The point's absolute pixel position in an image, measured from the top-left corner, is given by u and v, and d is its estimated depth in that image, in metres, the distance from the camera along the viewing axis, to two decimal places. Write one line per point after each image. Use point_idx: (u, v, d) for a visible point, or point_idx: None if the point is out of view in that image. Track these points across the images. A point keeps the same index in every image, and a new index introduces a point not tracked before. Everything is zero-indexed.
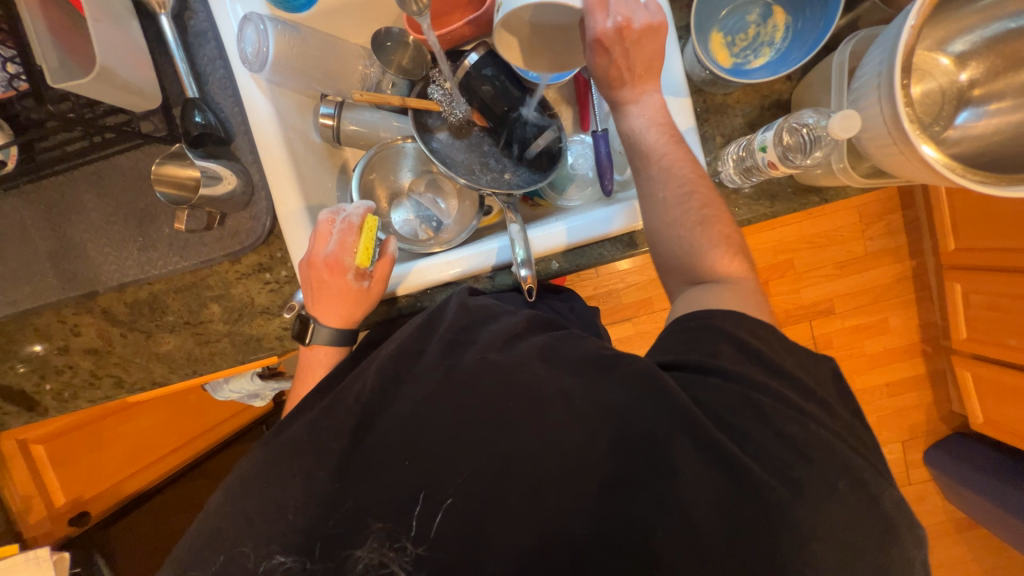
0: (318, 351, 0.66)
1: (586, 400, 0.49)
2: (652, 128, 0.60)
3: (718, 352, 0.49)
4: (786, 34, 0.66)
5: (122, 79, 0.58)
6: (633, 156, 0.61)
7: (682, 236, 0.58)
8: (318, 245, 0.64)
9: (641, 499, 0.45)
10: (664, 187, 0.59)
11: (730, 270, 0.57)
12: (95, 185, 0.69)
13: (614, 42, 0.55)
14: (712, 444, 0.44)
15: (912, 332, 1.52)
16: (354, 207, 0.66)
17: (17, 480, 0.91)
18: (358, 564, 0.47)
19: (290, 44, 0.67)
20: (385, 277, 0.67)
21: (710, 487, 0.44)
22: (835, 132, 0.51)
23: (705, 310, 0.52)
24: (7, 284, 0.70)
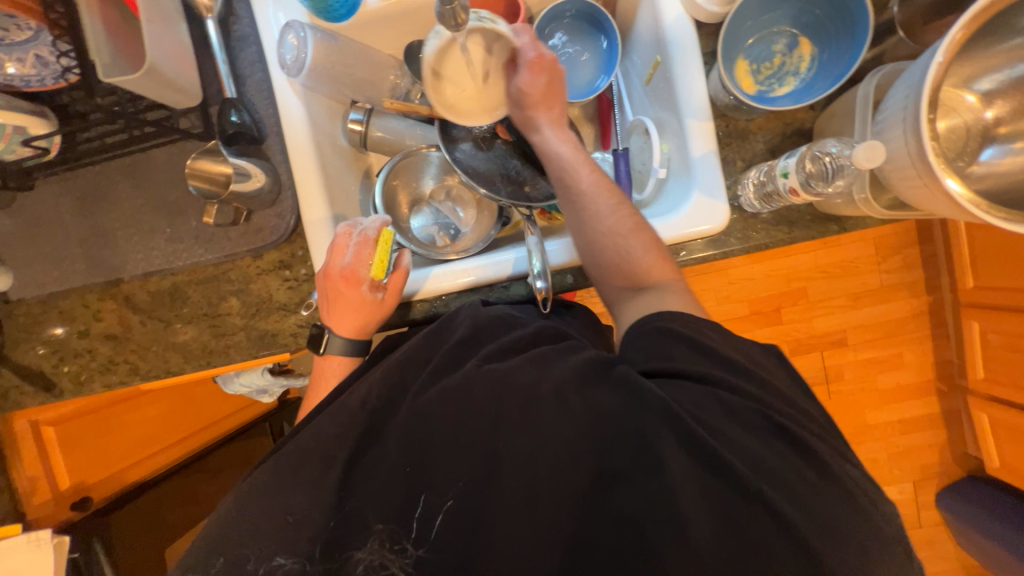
0: (333, 360, 0.67)
1: (580, 402, 0.49)
2: (568, 145, 0.67)
3: (672, 354, 0.51)
4: (811, 65, 0.67)
5: (167, 77, 0.61)
6: (561, 171, 0.65)
7: (618, 244, 0.61)
8: (335, 257, 0.65)
9: (634, 500, 0.45)
10: (595, 200, 0.63)
11: (666, 274, 0.60)
12: (130, 176, 0.71)
13: (548, 66, 0.65)
14: (713, 455, 0.44)
15: (926, 369, 1.50)
16: (371, 221, 0.68)
17: (26, 462, 0.88)
18: (358, 566, 0.47)
19: (327, 52, 0.70)
20: (398, 291, 0.68)
21: (716, 507, 0.44)
22: (859, 162, 0.51)
23: (653, 312, 0.56)
24: (37, 267, 0.72)
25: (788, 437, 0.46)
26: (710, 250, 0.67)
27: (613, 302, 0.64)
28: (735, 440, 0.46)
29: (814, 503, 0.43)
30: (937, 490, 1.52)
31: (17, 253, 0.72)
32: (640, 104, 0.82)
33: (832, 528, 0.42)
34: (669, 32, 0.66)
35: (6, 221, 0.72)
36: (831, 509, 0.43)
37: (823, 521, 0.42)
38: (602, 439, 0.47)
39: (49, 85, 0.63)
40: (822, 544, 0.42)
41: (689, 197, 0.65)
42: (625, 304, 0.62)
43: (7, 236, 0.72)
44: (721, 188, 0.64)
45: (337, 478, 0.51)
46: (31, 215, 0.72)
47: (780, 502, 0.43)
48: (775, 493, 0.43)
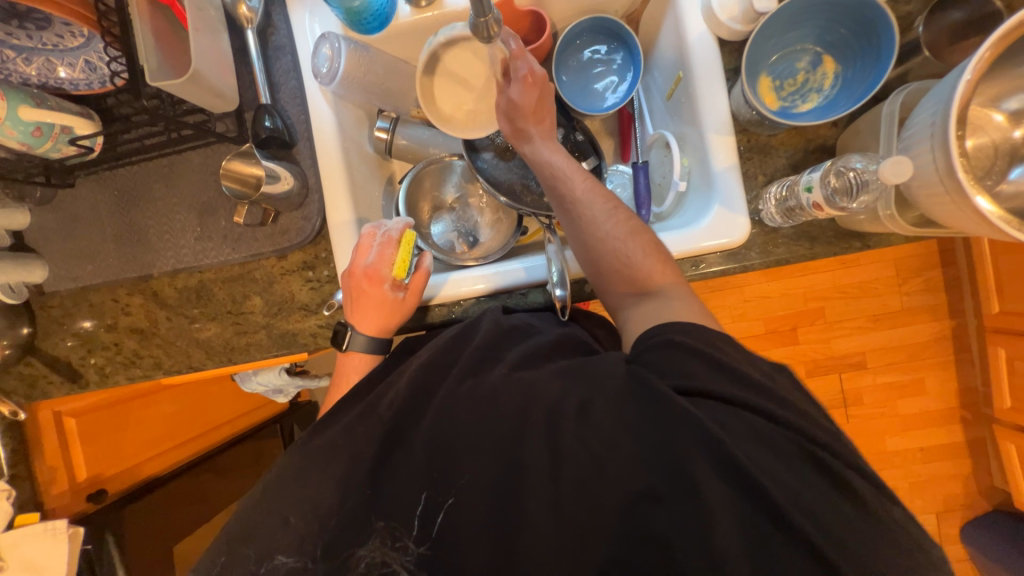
0: (353, 356, 0.68)
1: (605, 413, 0.49)
2: (559, 153, 0.68)
3: (691, 371, 0.49)
4: (835, 82, 0.68)
5: (208, 81, 0.64)
6: (555, 180, 0.66)
7: (617, 249, 0.62)
8: (359, 257, 0.67)
9: (661, 521, 0.44)
10: (591, 207, 0.64)
11: (666, 278, 0.60)
12: (165, 176, 0.74)
13: (541, 80, 0.66)
14: (728, 465, 0.43)
15: (949, 395, 1.45)
16: (394, 223, 0.69)
17: (46, 450, 0.89)
18: (360, 563, 0.48)
19: (359, 62, 0.72)
20: (419, 290, 0.68)
21: (730, 526, 0.43)
22: (886, 176, 0.51)
23: (666, 323, 0.54)
24: (71, 260, 0.75)
25: (803, 451, 0.45)
26: (729, 263, 0.66)
27: (615, 307, 0.64)
28: (750, 449, 0.45)
29: (823, 519, 0.42)
30: (962, 524, 1.46)
31: (53, 246, 0.75)
32: (661, 119, 0.84)
33: (848, 549, 0.41)
34: (693, 48, 0.67)
35: (46, 216, 0.75)
36: (841, 529, 0.42)
37: (834, 540, 0.42)
38: (615, 445, 0.47)
39: (96, 89, 0.66)
40: (831, 557, 0.41)
41: (709, 209, 0.66)
42: (629, 311, 0.62)
43: (46, 230, 0.75)
44: (742, 208, 0.64)
45: (344, 479, 0.50)
46: (70, 210, 0.75)
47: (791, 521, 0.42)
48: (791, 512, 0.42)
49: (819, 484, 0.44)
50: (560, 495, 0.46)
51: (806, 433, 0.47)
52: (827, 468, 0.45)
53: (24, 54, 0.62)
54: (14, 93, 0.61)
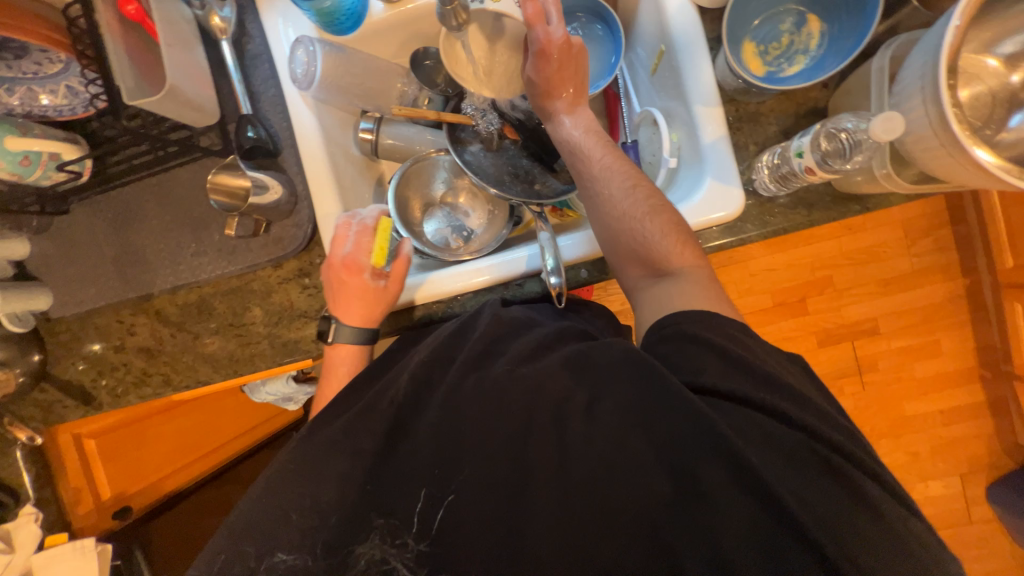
0: (341, 348, 0.68)
1: (612, 413, 0.47)
2: (589, 133, 0.66)
3: (704, 367, 0.48)
4: (821, 41, 0.65)
5: (186, 96, 0.63)
6: (575, 159, 0.66)
7: (632, 228, 0.59)
8: (336, 247, 0.68)
9: (668, 521, 0.43)
10: (609, 185, 0.62)
11: (687, 260, 0.57)
12: (157, 195, 0.75)
13: (558, 49, 0.63)
14: (734, 456, 0.42)
15: (967, 354, 1.42)
16: (368, 211, 0.71)
17: (70, 472, 0.91)
18: (359, 561, 0.48)
19: (336, 63, 0.72)
20: (401, 277, 0.69)
21: (737, 502, 0.42)
22: (877, 134, 0.49)
23: (673, 315, 0.52)
24: (73, 286, 0.76)
25: (806, 420, 0.44)
26: (726, 237, 0.65)
27: (628, 289, 0.62)
28: (751, 424, 0.44)
29: (823, 485, 0.42)
30: (988, 484, 1.44)
31: (56, 273, 0.76)
32: (647, 96, 0.82)
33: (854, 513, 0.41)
34: (672, 20, 0.66)
35: (44, 244, 0.76)
36: (841, 496, 0.42)
37: (837, 509, 0.41)
38: (620, 427, 0.46)
39: (79, 113, 0.66)
40: (832, 521, 0.40)
41: (702, 183, 0.64)
42: (644, 293, 0.60)
43: (46, 258, 0.76)
44: (735, 185, 0.63)
45: (349, 481, 0.50)
46: (67, 236, 0.76)
47: (790, 489, 0.41)
48: (791, 483, 0.42)
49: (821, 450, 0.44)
50: (559, 483, 0.46)
51: (806, 403, 0.47)
52: (830, 435, 0.44)
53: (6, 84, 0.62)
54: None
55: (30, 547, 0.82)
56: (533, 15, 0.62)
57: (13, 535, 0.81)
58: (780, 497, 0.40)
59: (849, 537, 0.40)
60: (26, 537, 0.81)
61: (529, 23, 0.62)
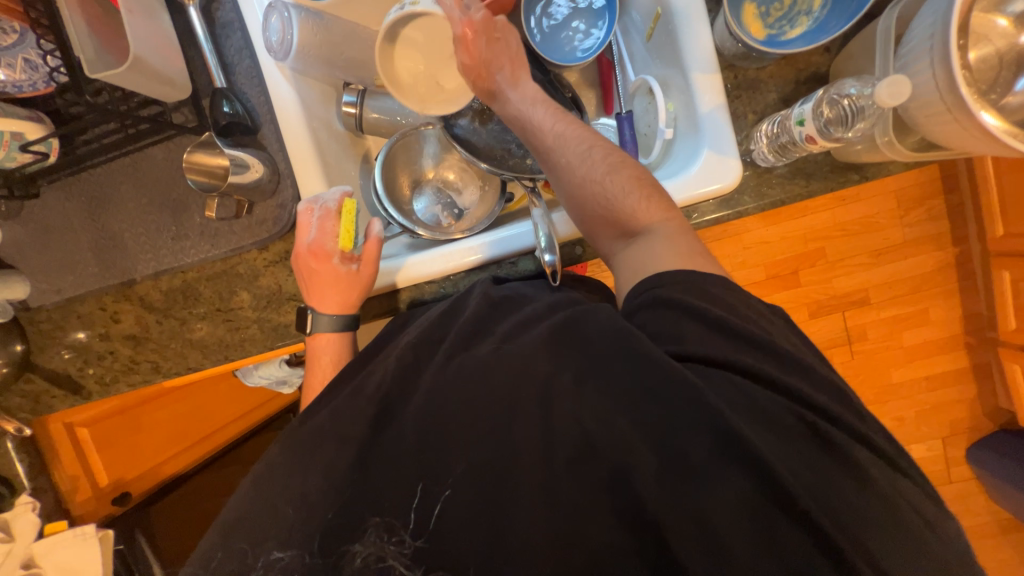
0: (322, 337, 0.67)
1: (599, 391, 0.45)
2: (536, 104, 0.63)
3: (683, 334, 0.47)
4: (825, 1, 0.62)
5: (153, 68, 0.60)
6: (527, 133, 0.63)
7: (596, 191, 0.57)
8: (300, 235, 0.66)
9: (658, 495, 0.41)
10: (563, 151, 0.60)
11: (655, 215, 0.56)
12: (131, 176, 0.71)
13: (480, 28, 0.62)
14: (732, 432, 0.41)
15: (953, 323, 1.45)
16: (330, 194, 0.67)
17: (65, 461, 0.90)
18: (356, 560, 0.45)
19: (314, 31, 0.67)
20: (374, 259, 0.68)
21: (741, 478, 0.40)
22: (882, 99, 0.48)
23: (654, 276, 0.51)
24: (49, 273, 0.73)
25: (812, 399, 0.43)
26: (724, 210, 0.64)
27: (607, 257, 0.60)
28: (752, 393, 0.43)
29: (824, 458, 0.42)
30: (969, 446, 1.49)
31: (30, 261, 0.73)
32: (642, 63, 0.78)
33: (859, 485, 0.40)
34: None
35: (17, 230, 0.72)
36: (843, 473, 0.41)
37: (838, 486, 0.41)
38: (603, 403, 0.45)
39: (41, 89, 0.62)
40: (835, 497, 0.40)
41: (698, 155, 0.63)
42: (621, 256, 0.58)
43: (19, 244, 0.72)
44: (732, 155, 0.61)
45: (342, 471, 0.49)
46: (39, 222, 0.72)
47: (793, 462, 0.41)
48: (798, 463, 0.41)
49: (824, 424, 0.43)
50: (558, 467, 0.44)
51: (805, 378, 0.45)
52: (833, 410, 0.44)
53: None
54: None
55: (30, 535, 0.83)
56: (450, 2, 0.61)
57: (12, 524, 0.83)
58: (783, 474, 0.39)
59: (854, 512, 0.40)
60: (25, 525, 0.83)
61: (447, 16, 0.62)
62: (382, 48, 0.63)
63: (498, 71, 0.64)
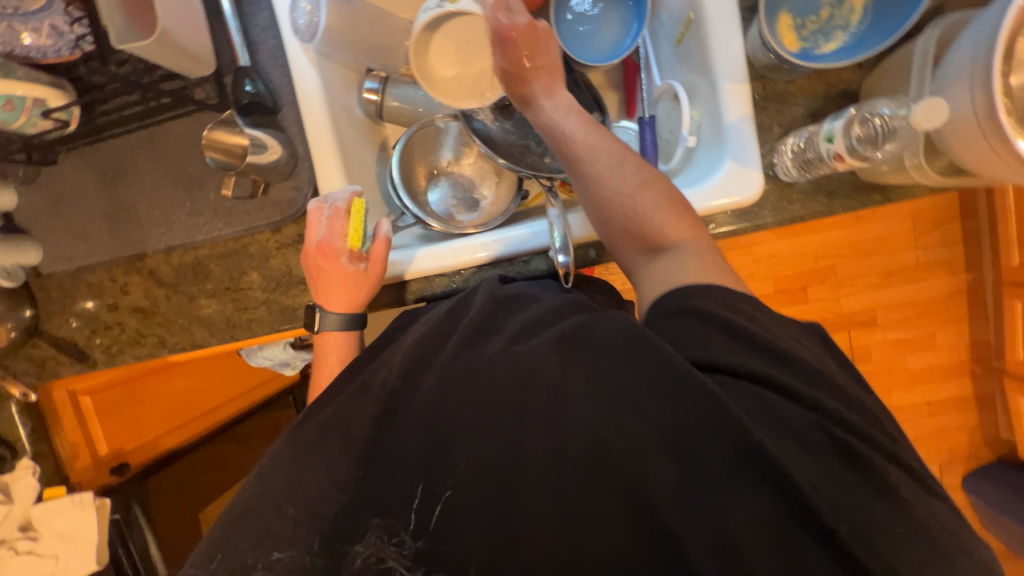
0: (329, 337, 0.67)
1: (615, 395, 0.44)
2: (570, 114, 0.63)
3: (707, 342, 0.46)
4: (863, 17, 0.61)
5: (179, 42, 0.59)
6: (560, 142, 0.63)
7: (622, 206, 0.57)
8: (310, 233, 0.66)
9: (671, 504, 0.41)
10: (594, 164, 0.60)
11: (683, 233, 0.56)
12: (149, 149, 0.71)
13: (524, 33, 0.63)
14: (750, 447, 0.40)
15: (960, 350, 1.44)
16: (340, 193, 0.66)
17: (67, 428, 0.91)
18: (356, 561, 0.45)
19: (341, 15, 0.67)
20: (381, 260, 0.67)
21: (747, 500, 0.40)
22: (917, 123, 0.47)
23: (681, 287, 0.50)
24: (62, 241, 0.73)
25: (825, 421, 0.43)
26: (741, 223, 0.63)
27: (629, 271, 0.59)
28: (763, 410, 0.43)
29: (841, 488, 0.40)
30: (966, 474, 1.48)
31: (44, 227, 0.73)
32: (669, 67, 0.78)
33: (871, 512, 0.39)
34: None
35: (33, 195, 0.72)
36: (855, 496, 0.40)
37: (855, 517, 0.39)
38: (622, 409, 0.44)
39: (65, 56, 0.62)
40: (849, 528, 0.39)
41: (721, 164, 0.62)
42: (643, 271, 0.57)
43: (34, 210, 0.73)
44: (755, 167, 0.60)
45: (344, 459, 0.49)
46: (55, 189, 0.72)
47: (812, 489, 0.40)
48: (811, 484, 0.40)
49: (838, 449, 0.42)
50: (560, 472, 0.43)
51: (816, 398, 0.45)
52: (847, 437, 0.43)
53: None
54: None
55: (29, 499, 0.84)
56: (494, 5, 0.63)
57: (12, 488, 0.84)
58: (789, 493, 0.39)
59: (865, 543, 0.39)
60: (25, 490, 0.84)
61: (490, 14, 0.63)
62: (416, 37, 0.64)
63: (536, 79, 0.65)
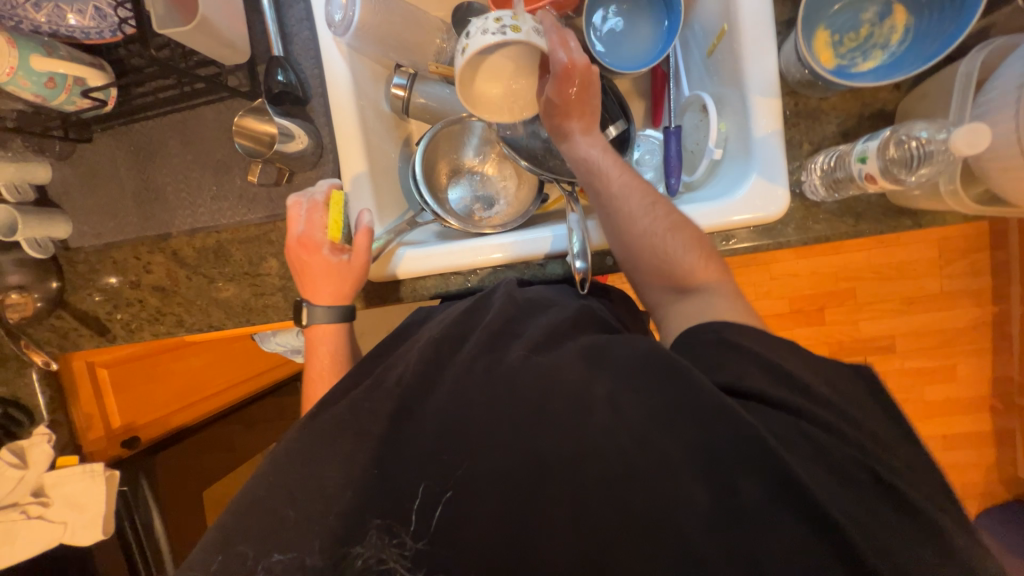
0: (319, 329, 0.67)
1: (637, 407, 0.44)
2: (605, 152, 0.63)
3: (745, 375, 0.45)
4: (904, 37, 0.60)
5: (217, 29, 0.60)
6: (592, 176, 0.62)
7: (654, 245, 0.57)
8: (290, 227, 0.66)
9: (695, 524, 0.40)
10: (628, 202, 0.59)
11: (710, 275, 0.56)
12: (180, 132, 0.73)
13: (581, 72, 0.61)
14: (777, 469, 0.39)
15: (982, 384, 1.39)
16: (318, 187, 0.68)
17: (82, 397, 0.93)
18: (357, 561, 0.44)
19: (375, 11, 0.68)
20: (364, 250, 0.66)
21: (766, 528, 0.39)
22: (956, 146, 0.46)
23: (706, 323, 0.51)
24: (92, 217, 0.75)
25: (844, 448, 0.41)
26: (762, 239, 0.62)
27: (654, 304, 0.60)
28: (779, 433, 0.42)
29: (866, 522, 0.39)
30: (980, 512, 1.44)
31: (76, 202, 0.75)
32: (699, 79, 0.77)
33: (895, 548, 0.38)
34: None
35: (67, 170, 0.75)
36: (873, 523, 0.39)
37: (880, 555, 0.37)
38: (644, 420, 0.43)
39: (106, 38, 0.62)
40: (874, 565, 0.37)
41: (746, 179, 0.61)
42: (668, 309, 0.58)
43: (66, 186, 0.75)
44: (784, 189, 0.59)
45: (350, 452, 0.49)
46: (88, 166, 0.74)
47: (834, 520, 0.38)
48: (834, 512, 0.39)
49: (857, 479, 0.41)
50: (563, 477, 0.43)
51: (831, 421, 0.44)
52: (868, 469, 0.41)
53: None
54: (25, 43, 0.59)
55: (43, 465, 0.86)
56: (555, 40, 0.61)
57: (28, 453, 0.85)
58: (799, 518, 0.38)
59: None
60: (40, 455, 0.85)
61: (552, 45, 0.61)
62: (461, 70, 0.61)
63: (575, 115, 0.64)
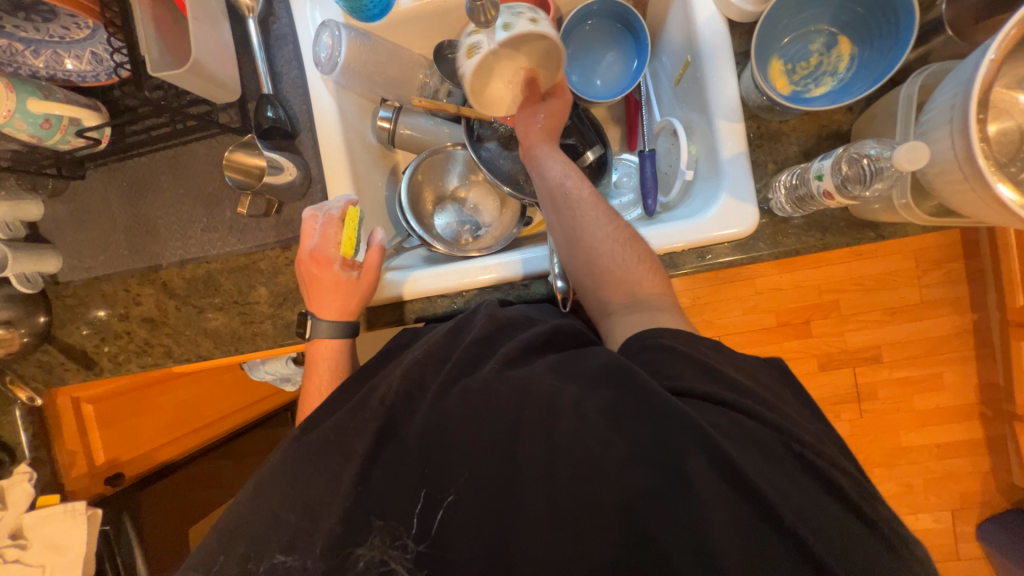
0: (319, 344, 0.68)
1: (603, 414, 0.44)
2: (571, 165, 0.67)
3: (679, 373, 0.47)
4: (850, 64, 0.65)
5: (209, 71, 0.64)
6: (558, 185, 0.65)
7: (613, 251, 0.61)
8: (305, 240, 0.68)
9: (662, 524, 0.40)
10: (590, 210, 0.63)
11: (656, 287, 0.59)
12: (172, 167, 0.75)
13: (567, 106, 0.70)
14: (748, 467, 0.40)
15: (969, 391, 1.41)
16: (335, 202, 0.69)
17: (66, 436, 0.91)
18: (358, 563, 0.45)
19: (361, 51, 0.72)
20: (374, 268, 0.69)
21: (746, 522, 0.40)
22: (900, 163, 0.49)
23: (654, 328, 0.52)
24: (83, 252, 0.76)
25: (813, 452, 0.43)
26: (737, 254, 0.65)
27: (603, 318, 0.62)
28: (754, 438, 0.43)
29: (835, 520, 0.40)
30: (979, 521, 1.43)
31: (67, 238, 0.76)
32: (669, 106, 0.81)
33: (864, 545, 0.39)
34: (701, 31, 0.65)
35: (59, 207, 0.76)
36: (847, 518, 0.41)
37: (848, 550, 0.39)
38: (609, 427, 0.44)
39: (102, 80, 0.66)
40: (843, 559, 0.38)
41: (717, 198, 0.64)
42: (614, 319, 0.59)
43: (58, 221, 0.76)
44: (751, 206, 0.62)
45: (339, 472, 0.49)
46: (80, 202, 0.76)
47: (806, 516, 0.40)
48: (805, 512, 0.40)
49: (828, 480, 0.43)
50: (551, 486, 0.43)
51: (802, 426, 0.46)
52: (838, 472, 0.43)
53: (33, 47, 0.62)
54: (23, 85, 0.62)
55: (23, 505, 0.83)
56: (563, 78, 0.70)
57: (7, 492, 0.83)
58: (787, 511, 0.39)
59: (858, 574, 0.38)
60: (19, 495, 0.83)
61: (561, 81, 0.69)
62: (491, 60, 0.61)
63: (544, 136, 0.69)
